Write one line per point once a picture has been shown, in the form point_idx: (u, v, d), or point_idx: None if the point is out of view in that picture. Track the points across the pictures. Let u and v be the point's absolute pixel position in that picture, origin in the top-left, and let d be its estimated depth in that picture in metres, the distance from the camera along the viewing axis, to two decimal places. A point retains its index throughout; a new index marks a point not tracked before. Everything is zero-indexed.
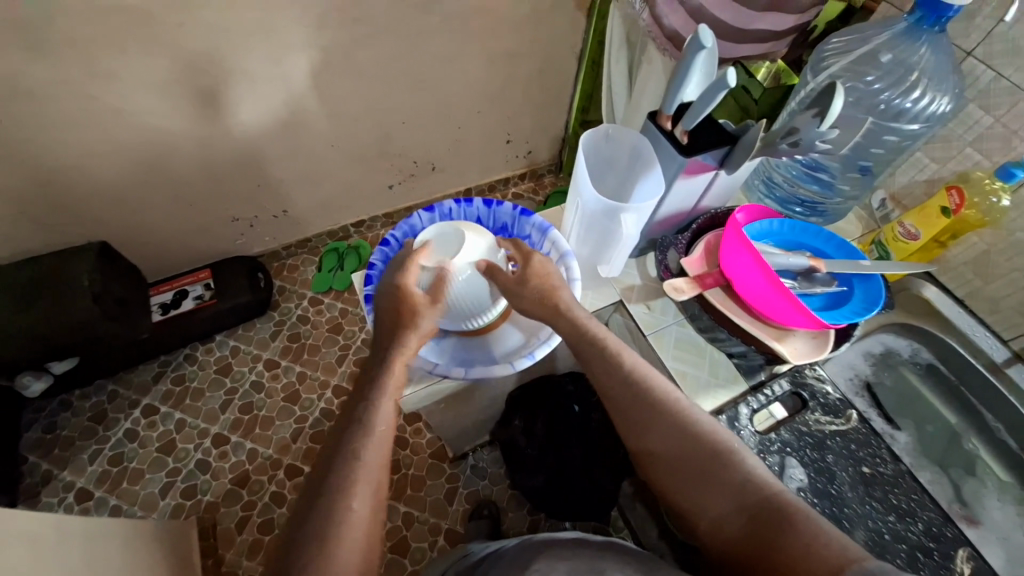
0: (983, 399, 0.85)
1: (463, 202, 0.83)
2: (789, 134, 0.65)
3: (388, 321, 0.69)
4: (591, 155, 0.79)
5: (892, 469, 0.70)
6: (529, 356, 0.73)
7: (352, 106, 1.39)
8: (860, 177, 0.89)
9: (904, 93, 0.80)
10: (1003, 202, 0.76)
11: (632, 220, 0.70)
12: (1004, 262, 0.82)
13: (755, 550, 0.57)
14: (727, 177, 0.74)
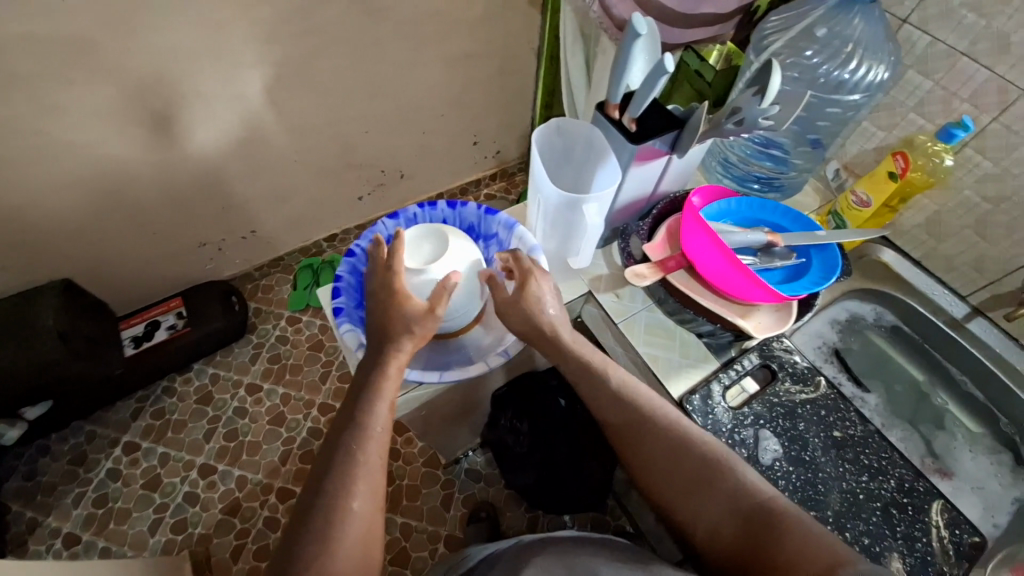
0: (947, 354, 0.88)
1: (427, 205, 0.82)
2: (732, 113, 0.67)
3: (381, 325, 0.68)
4: (546, 150, 0.79)
5: (862, 430, 0.72)
6: (506, 353, 0.74)
7: (312, 119, 1.37)
8: (812, 150, 0.92)
9: (841, 65, 0.83)
10: (945, 162, 0.79)
11: (596, 208, 0.71)
12: (955, 220, 0.85)
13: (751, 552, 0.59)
14: (681, 160, 0.76)
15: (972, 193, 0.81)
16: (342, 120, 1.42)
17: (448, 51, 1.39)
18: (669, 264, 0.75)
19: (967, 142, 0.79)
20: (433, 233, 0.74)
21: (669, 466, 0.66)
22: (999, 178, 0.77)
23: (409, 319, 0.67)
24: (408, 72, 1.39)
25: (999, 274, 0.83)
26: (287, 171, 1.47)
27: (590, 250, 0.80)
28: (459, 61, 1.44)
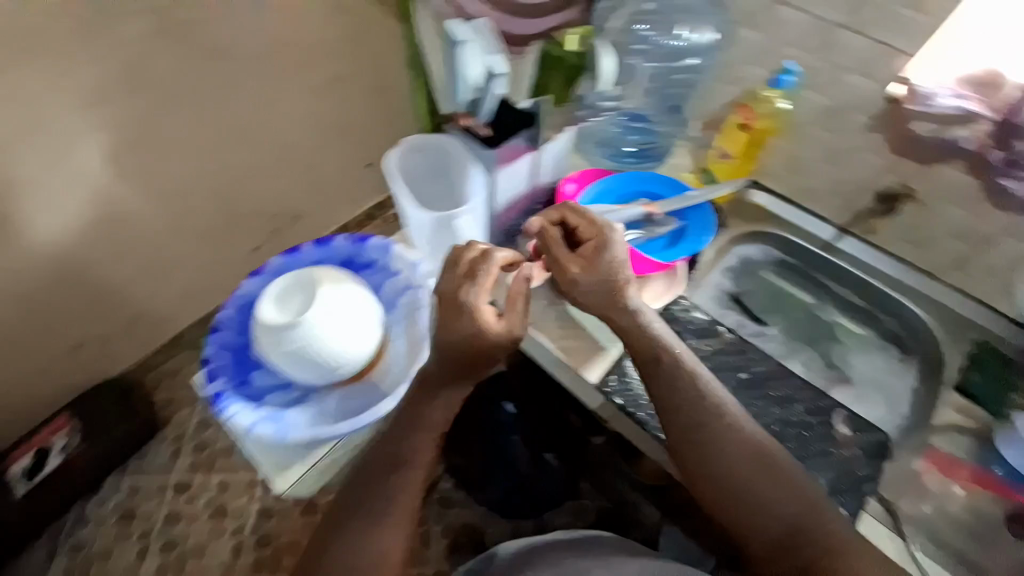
0: (828, 275, 0.96)
1: (291, 253, 0.77)
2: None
3: (447, 355, 0.63)
4: (407, 173, 0.80)
5: (765, 366, 0.77)
6: (411, 381, 0.70)
7: (176, 183, 1.24)
8: (672, 115, 0.97)
9: (671, 33, 0.89)
10: (782, 105, 0.86)
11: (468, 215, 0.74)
12: (809, 157, 0.91)
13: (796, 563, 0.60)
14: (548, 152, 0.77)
15: (816, 129, 0.87)
16: (209, 179, 1.29)
17: (305, 81, 1.29)
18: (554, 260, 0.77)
19: (803, 85, 0.83)
20: (303, 279, 0.66)
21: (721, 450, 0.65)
22: (837, 112, 0.82)
23: (517, 338, 0.62)
24: (268, 112, 1.28)
25: (855, 195, 0.89)
26: (168, 243, 1.33)
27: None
28: (320, 87, 1.33)
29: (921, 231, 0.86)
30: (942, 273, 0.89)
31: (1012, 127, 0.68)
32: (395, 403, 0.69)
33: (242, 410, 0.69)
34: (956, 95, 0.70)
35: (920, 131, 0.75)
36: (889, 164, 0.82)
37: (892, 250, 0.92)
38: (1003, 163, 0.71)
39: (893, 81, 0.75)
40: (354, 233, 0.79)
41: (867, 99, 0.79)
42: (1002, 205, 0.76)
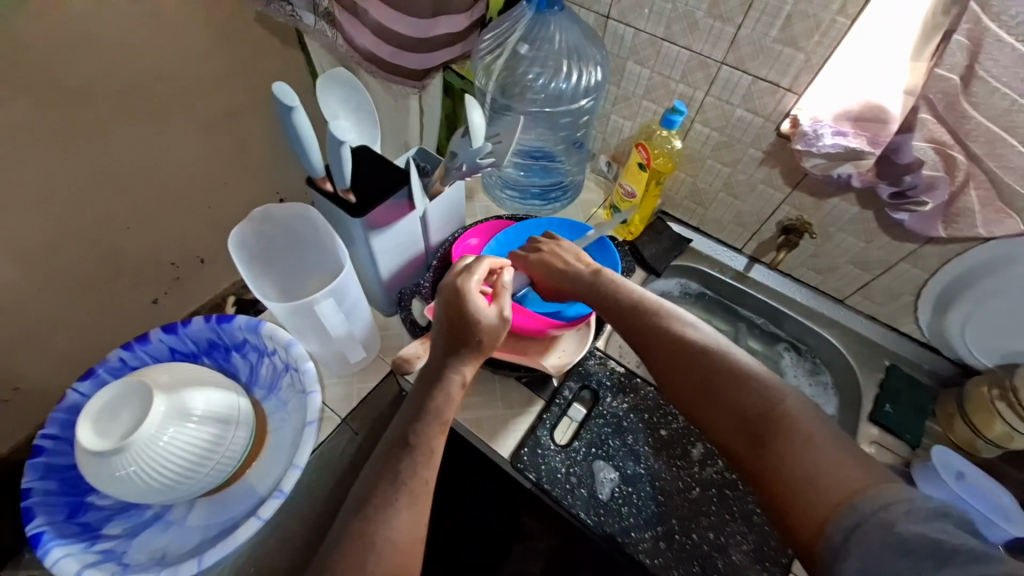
0: (738, 302, 0.97)
1: (136, 345, 0.65)
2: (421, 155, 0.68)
3: (454, 343, 0.63)
4: (246, 255, 0.59)
5: (683, 420, 0.74)
6: (279, 494, 0.56)
7: (46, 239, 0.96)
8: (579, 152, 0.97)
9: (559, 77, 0.85)
10: (676, 144, 0.83)
11: (326, 292, 0.55)
12: (710, 188, 0.90)
13: (782, 491, 0.48)
14: (435, 208, 0.69)
15: (713, 162, 0.86)
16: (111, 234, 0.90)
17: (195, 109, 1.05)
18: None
19: (694, 118, 0.82)
20: (167, 404, 0.55)
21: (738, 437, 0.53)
22: (726, 143, 0.82)
23: (483, 324, 0.63)
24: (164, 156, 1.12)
25: (757, 225, 0.89)
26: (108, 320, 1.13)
27: (350, 337, 0.65)
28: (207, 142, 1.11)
29: (821, 258, 0.86)
30: (845, 297, 0.89)
31: (894, 166, 0.65)
32: (262, 523, 0.55)
33: (73, 554, 0.54)
34: (836, 134, 0.67)
35: (807, 166, 0.72)
36: (785, 196, 0.82)
37: (797, 276, 0.92)
38: (891, 197, 0.69)
39: (781, 115, 0.73)
40: (212, 313, 0.68)
41: (754, 132, 0.78)
42: (891, 233, 0.75)
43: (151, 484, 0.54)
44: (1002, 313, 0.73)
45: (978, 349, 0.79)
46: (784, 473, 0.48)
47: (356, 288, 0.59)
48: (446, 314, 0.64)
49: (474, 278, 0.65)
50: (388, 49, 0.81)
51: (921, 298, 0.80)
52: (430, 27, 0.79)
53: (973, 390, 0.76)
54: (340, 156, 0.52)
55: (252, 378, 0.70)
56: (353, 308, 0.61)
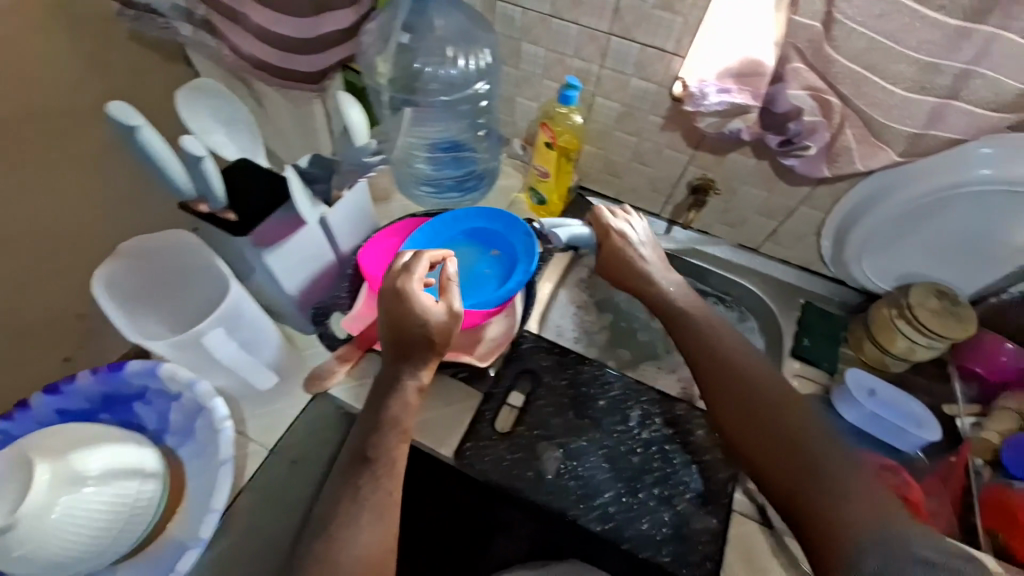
0: (665, 265, 1.00)
1: (16, 413, 0.60)
2: (315, 160, 0.62)
3: (407, 341, 0.63)
4: (121, 294, 0.56)
5: (619, 387, 0.76)
6: (197, 545, 0.56)
7: None
8: (489, 138, 0.94)
9: (448, 64, 0.84)
10: (576, 120, 0.83)
11: (213, 321, 0.54)
12: (621, 159, 0.91)
13: (807, 502, 0.57)
14: (335, 212, 0.65)
15: (619, 133, 0.87)
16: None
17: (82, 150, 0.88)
18: (370, 339, 0.70)
19: (595, 92, 0.82)
20: (54, 469, 0.51)
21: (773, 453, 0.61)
22: (629, 113, 0.83)
23: (428, 325, 0.62)
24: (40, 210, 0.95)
25: (670, 189, 0.92)
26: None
27: (258, 363, 0.64)
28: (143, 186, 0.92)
29: (732, 212, 0.90)
30: (759, 246, 0.93)
31: (773, 116, 0.69)
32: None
33: None
34: (721, 92, 0.69)
35: (703, 126, 0.75)
36: (690, 156, 0.84)
37: (714, 232, 0.95)
38: (780, 146, 0.72)
39: (672, 79, 0.75)
40: (100, 365, 0.63)
41: (651, 99, 0.79)
42: (788, 180, 0.80)
43: (49, 556, 0.51)
44: (890, 237, 0.79)
45: (876, 276, 0.85)
46: (824, 498, 0.57)
47: (249, 315, 0.58)
48: (392, 317, 0.62)
49: (416, 277, 0.63)
50: (276, 53, 0.77)
51: (822, 237, 0.85)
52: (317, 24, 0.75)
53: (876, 313, 0.82)
54: (203, 172, 0.50)
55: (161, 426, 0.65)
56: (252, 335, 0.60)
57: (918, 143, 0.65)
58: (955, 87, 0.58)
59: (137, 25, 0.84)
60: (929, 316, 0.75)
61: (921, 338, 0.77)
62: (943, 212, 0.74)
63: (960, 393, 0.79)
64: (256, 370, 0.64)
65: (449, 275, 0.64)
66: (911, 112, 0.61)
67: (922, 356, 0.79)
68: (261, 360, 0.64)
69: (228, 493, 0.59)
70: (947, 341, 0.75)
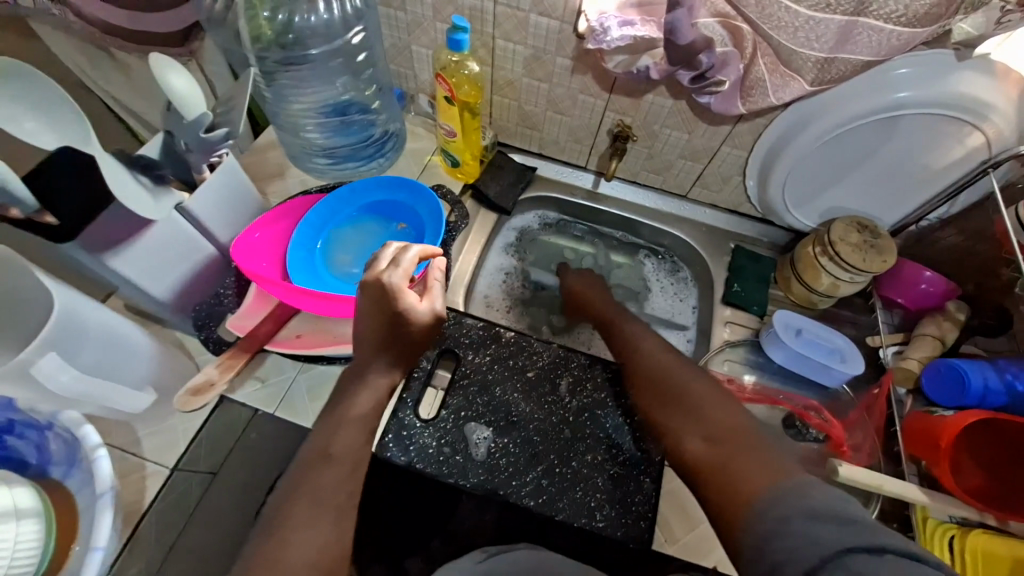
0: (597, 220, 0.95)
1: None
2: (166, 146, 0.52)
3: (386, 342, 0.57)
4: None
5: (546, 356, 0.73)
6: None
7: None
8: (384, 94, 0.81)
9: (306, 8, 0.69)
10: (473, 68, 0.75)
11: (42, 347, 0.47)
12: (536, 109, 0.84)
13: (708, 462, 0.50)
14: (192, 204, 0.57)
15: (528, 80, 0.79)
16: None
17: None
18: (260, 339, 0.64)
19: (494, 34, 0.73)
20: None
21: (670, 414, 0.57)
22: (535, 57, 0.75)
23: (417, 324, 0.57)
24: None
25: (591, 138, 0.85)
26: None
27: (130, 379, 0.57)
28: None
29: (656, 159, 0.84)
30: (688, 192, 0.89)
31: (677, 50, 0.60)
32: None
33: None
34: (623, 25, 0.62)
35: (611, 66, 0.68)
36: (606, 101, 0.78)
37: (641, 181, 0.90)
38: (692, 82, 0.65)
39: (574, 13, 0.67)
40: None
41: (555, 38, 0.71)
42: (707, 119, 0.75)
43: None
44: (812, 171, 0.76)
45: (802, 212, 0.83)
46: (715, 452, 0.50)
47: (93, 325, 0.51)
48: (374, 313, 0.56)
49: (402, 272, 0.57)
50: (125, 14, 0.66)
51: (747, 177, 0.82)
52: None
53: (801, 252, 0.80)
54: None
55: (41, 458, 0.58)
56: (107, 352, 0.53)
57: (827, 70, 0.60)
58: (862, 2, 0.53)
59: None
60: (849, 250, 0.74)
61: (845, 274, 0.76)
62: (861, 140, 0.70)
63: (883, 324, 0.80)
64: (123, 393, 0.56)
65: (439, 272, 0.60)
66: (819, 33, 0.56)
67: (845, 291, 0.79)
68: (132, 379, 0.57)
69: (112, 528, 0.51)
70: (869, 275, 0.74)
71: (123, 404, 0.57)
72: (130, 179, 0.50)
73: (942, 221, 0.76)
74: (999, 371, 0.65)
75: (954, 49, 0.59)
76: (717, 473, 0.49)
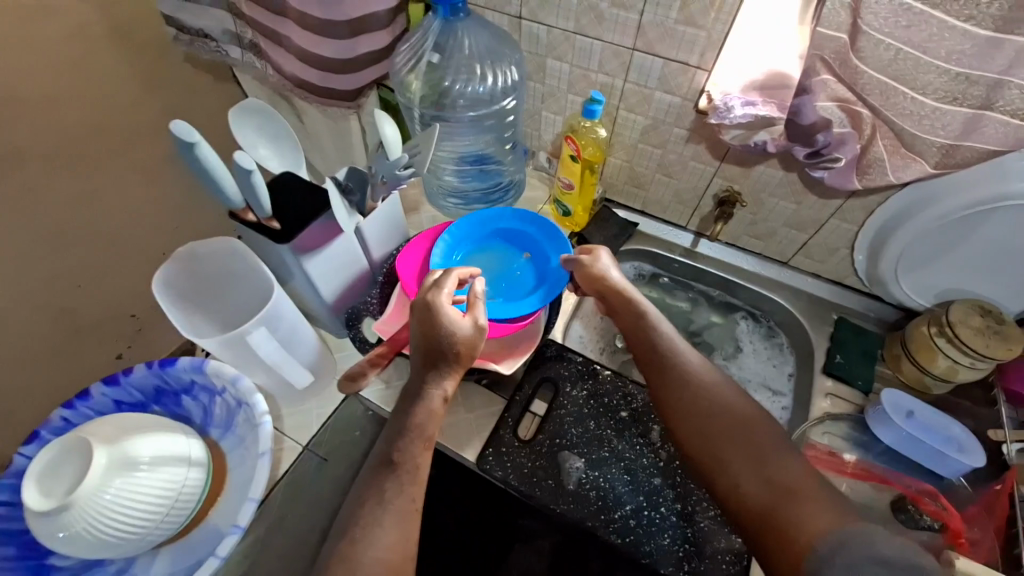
0: (692, 277, 0.99)
1: (76, 403, 0.64)
2: (357, 177, 0.64)
3: (431, 358, 0.62)
4: (178, 291, 0.61)
5: (642, 398, 0.76)
6: (234, 529, 0.56)
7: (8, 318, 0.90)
8: (517, 153, 0.96)
9: (477, 81, 0.85)
10: (600, 133, 0.85)
11: (258, 320, 0.58)
12: (646, 171, 0.92)
13: (770, 519, 0.51)
14: (369, 225, 0.70)
15: (643, 145, 0.88)
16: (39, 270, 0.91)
17: (147, 155, 1.02)
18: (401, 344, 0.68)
19: (619, 105, 0.84)
20: (115, 452, 0.55)
21: (732, 460, 0.56)
22: (653, 126, 0.84)
23: (453, 337, 0.62)
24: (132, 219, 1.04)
25: (696, 201, 0.91)
26: None
27: (296, 361, 0.68)
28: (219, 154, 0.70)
29: (760, 225, 0.88)
30: (789, 259, 0.91)
31: (800, 128, 0.69)
32: (220, 562, 0.55)
33: None
34: (745, 105, 0.70)
35: (728, 138, 0.75)
36: (714, 169, 0.84)
37: (741, 244, 0.94)
38: (808, 157, 0.70)
39: (696, 92, 0.76)
40: (153, 359, 0.68)
41: (675, 111, 0.80)
42: (817, 192, 0.78)
43: (102, 535, 0.53)
44: (930, 251, 0.76)
45: (914, 291, 0.82)
46: (772, 509, 0.52)
47: (289, 313, 0.63)
48: (420, 330, 0.63)
49: (443, 292, 0.64)
50: (319, 73, 0.82)
51: (855, 251, 0.83)
52: (353, 47, 0.79)
53: (914, 332, 0.79)
54: (253, 186, 0.53)
55: (205, 420, 0.69)
56: (290, 332, 0.65)
57: (951, 155, 0.63)
58: (990, 97, 0.56)
59: (192, 49, 0.90)
60: (971, 335, 0.71)
61: (965, 358, 0.72)
62: (985, 227, 0.70)
63: (1008, 419, 0.75)
64: (290, 367, 0.67)
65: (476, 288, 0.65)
66: (943, 122, 0.60)
67: (964, 377, 0.75)
68: (299, 359, 0.68)
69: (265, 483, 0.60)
70: (994, 363, 0.71)
71: (291, 376, 0.69)
72: (340, 201, 0.63)
73: None
74: None
75: None
76: (773, 524, 0.51)
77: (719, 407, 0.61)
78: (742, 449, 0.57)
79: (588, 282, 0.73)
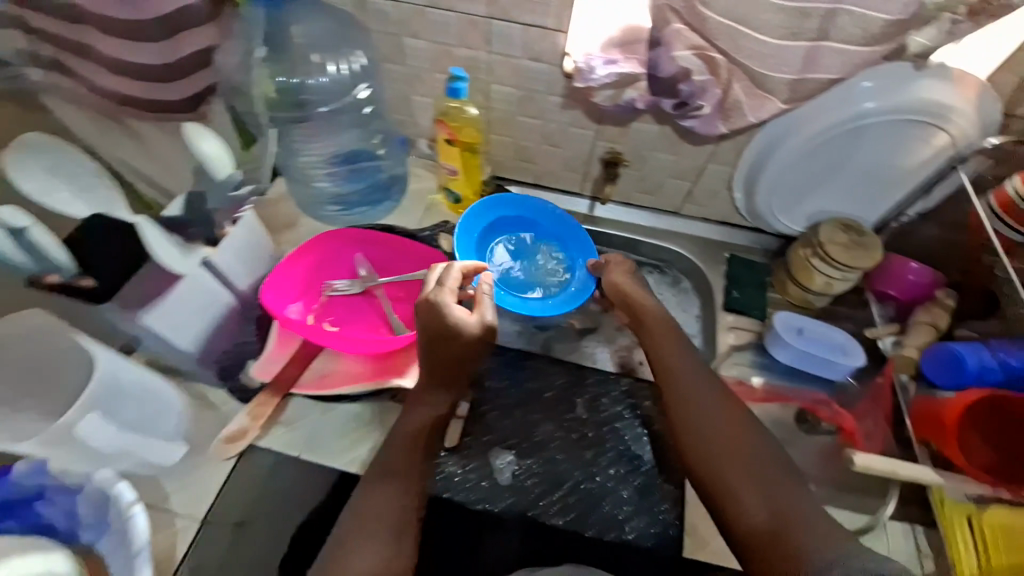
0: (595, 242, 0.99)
1: None
2: (188, 204, 0.61)
3: (440, 371, 0.60)
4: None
5: (562, 376, 0.76)
6: None
7: None
8: (390, 145, 0.88)
9: (317, 71, 0.76)
10: (470, 111, 0.80)
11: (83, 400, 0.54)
12: (530, 144, 0.88)
13: (769, 545, 0.49)
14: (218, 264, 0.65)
15: (522, 117, 0.84)
16: None
17: None
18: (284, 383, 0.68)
19: (488, 79, 0.79)
20: None
21: (734, 475, 0.55)
22: (528, 97, 0.80)
23: (467, 341, 0.58)
24: None
25: (584, 166, 0.90)
26: None
27: (159, 434, 0.62)
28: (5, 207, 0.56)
29: (647, 180, 0.89)
30: (680, 208, 0.94)
31: (660, 81, 0.69)
32: None
33: None
34: (608, 63, 0.68)
35: (600, 99, 0.74)
36: (595, 132, 0.83)
37: (635, 201, 0.95)
38: (675, 109, 0.71)
39: (561, 57, 0.73)
40: None
41: (546, 79, 0.77)
42: (691, 141, 0.80)
43: None
44: (795, 180, 0.81)
45: (789, 219, 0.88)
46: (773, 533, 0.50)
47: (129, 384, 0.58)
48: (425, 332, 0.59)
49: (447, 290, 0.60)
50: (140, 84, 0.65)
51: (734, 190, 0.87)
52: (175, 47, 0.67)
53: (794, 256, 0.85)
54: (34, 242, 0.49)
55: (71, 524, 0.56)
56: (140, 407, 0.59)
57: (799, 89, 0.66)
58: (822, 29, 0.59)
59: None
60: (837, 249, 0.79)
61: (836, 271, 0.80)
62: (840, 149, 0.75)
63: (878, 316, 0.84)
64: (150, 446, 0.61)
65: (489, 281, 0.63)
66: (786, 58, 0.62)
67: (839, 288, 0.83)
68: (163, 433, 0.62)
69: None
70: (859, 271, 0.79)
71: (154, 456, 0.61)
72: (166, 241, 0.58)
73: (922, 216, 0.81)
74: (991, 351, 0.68)
75: (910, 61, 0.66)
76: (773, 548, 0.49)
77: (728, 428, 0.59)
78: (749, 469, 0.55)
79: (612, 292, 0.74)
